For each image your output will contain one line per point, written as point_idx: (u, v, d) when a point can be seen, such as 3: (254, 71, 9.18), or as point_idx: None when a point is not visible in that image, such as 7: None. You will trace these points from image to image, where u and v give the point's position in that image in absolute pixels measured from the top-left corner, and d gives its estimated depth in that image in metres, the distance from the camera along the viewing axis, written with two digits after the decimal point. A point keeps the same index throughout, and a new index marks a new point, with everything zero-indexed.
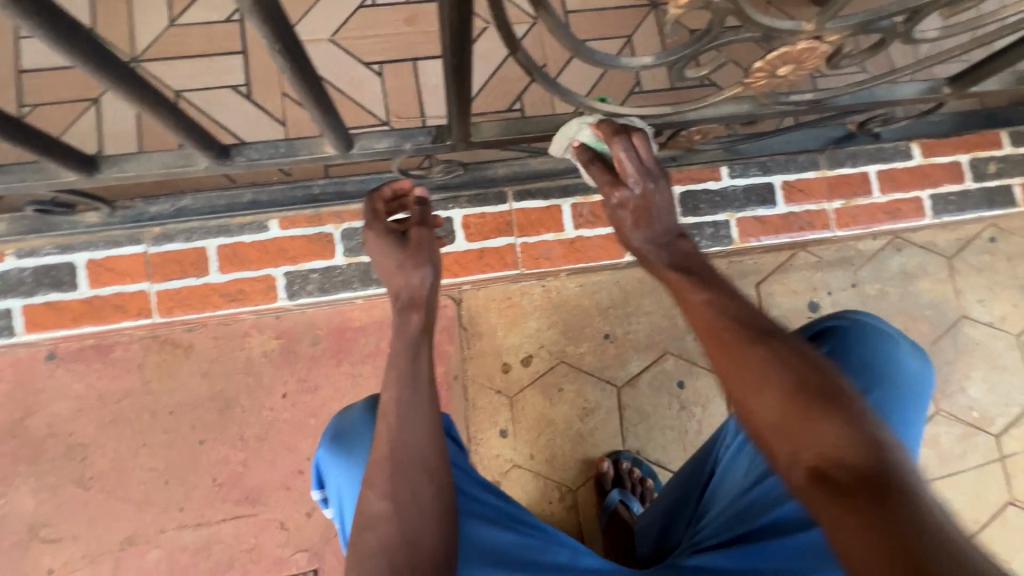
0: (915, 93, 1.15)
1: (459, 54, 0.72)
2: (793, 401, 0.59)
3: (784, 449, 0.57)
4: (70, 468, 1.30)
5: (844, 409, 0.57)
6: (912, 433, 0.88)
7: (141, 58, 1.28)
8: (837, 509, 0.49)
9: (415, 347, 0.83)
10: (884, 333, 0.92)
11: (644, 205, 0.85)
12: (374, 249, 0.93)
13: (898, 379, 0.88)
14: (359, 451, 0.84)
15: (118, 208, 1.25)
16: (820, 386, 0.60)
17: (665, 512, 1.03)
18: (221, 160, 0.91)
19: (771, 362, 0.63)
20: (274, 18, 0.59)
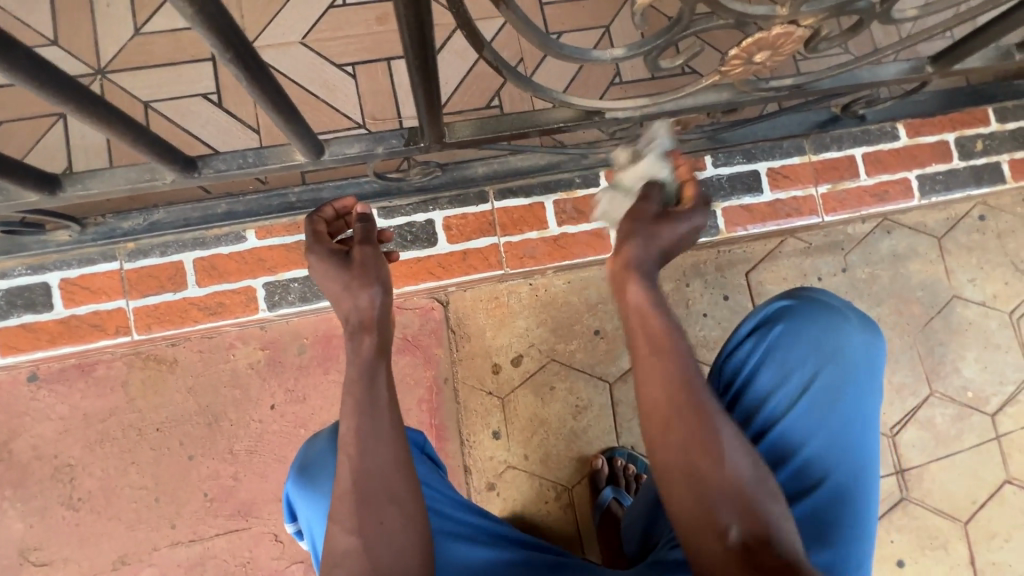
0: (898, 73, 1.12)
1: (422, 55, 0.69)
2: (741, 484, 0.67)
3: (715, 530, 0.65)
4: (58, 490, 1.28)
5: (769, 499, 0.68)
6: (869, 405, 0.89)
7: (108, 69, 1.25)
8: None
9: (371, 371, 0.82)
10: (833, 309, 0.91)
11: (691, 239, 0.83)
12: (319, 273, 0.92)
13: (851, 355, 0.88)
14: (323, 482, 0.90)
15: (89, 225, 1.23)
16: (760, 473, 0.69)
17: (649, 511, 1.03)
18: (187, 172, 0.89)
19: (730, 439, 0.69)
20: (222, 28, 0.57)
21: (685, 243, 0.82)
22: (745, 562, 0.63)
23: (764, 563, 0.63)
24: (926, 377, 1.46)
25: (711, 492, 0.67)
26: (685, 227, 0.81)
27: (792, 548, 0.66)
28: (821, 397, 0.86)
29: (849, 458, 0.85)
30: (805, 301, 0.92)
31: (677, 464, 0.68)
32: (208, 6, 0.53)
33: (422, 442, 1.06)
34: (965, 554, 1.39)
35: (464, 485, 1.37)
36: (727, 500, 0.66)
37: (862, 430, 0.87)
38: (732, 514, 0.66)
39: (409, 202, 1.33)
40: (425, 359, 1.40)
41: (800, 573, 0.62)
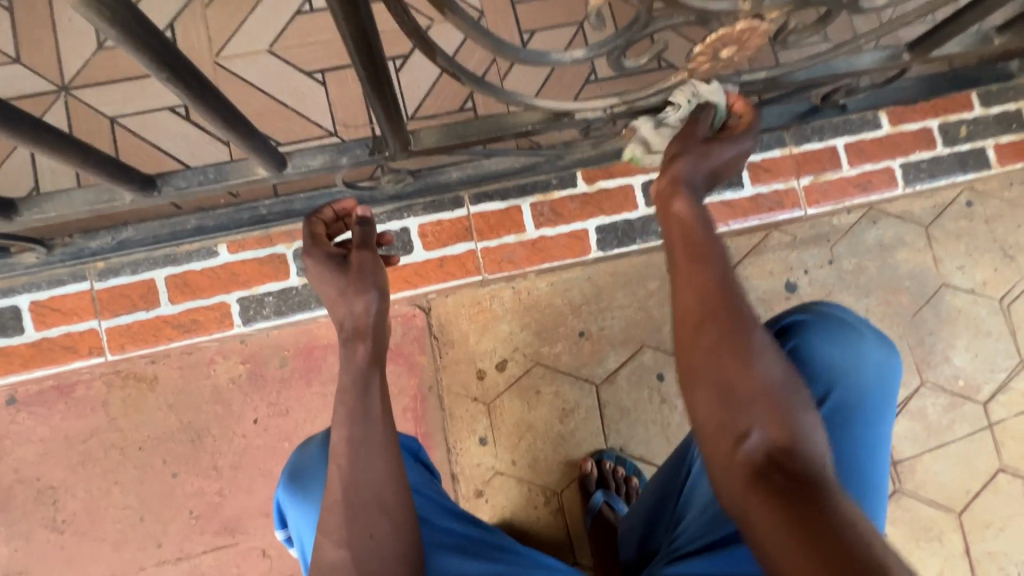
0: (875, 62, 1.10)
1: (372, 64, 0.68)
2: (769, 394, 0.66)
3: (736, 434, 0.64)
4: (41, 513, 1.27)
5: (801, 412, 0.66)
6: (882, 425, 0.86)
7: (72, 86, 1.23)
8: (774, 506, 0.58)
9: (365, 380, 0.80)
10: (850, 324, 0.88)
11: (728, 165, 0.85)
12: (315, 276, 0.90)
13: (864, 373, 0.86)
14: (314, 490, 0.86)
15: (56, 246, 1.21)
16: (791, 387, 0.67)
17: (647, 515, 1.01)
18: (147, 193, 0.89)
19: (762, 349, 0.68)
20: (154, 49, 0.55)
21: (733, 165, 0.85)
22: (762, 467, 0.62)
23: (782, 470, 0.61)
24: (916, 367, 1.44)
25: (735, 396, 0.66)
26: (734, 147, 0.84)
27: (819, 463, 0.63)
28: (833, 417, 0.84)
29: (861, 479, 0.83)
30: (821, 315, 0.89)
31: (702, 364, 0.68)
32: (134, 26, 0.51)
33: (415, 448, 1.03)
34: (961, 544, 1.38)
35: (452, 492, 1.36)
36: (751, 407, 0.65)
37: (874, 450, 0.85)
38: (755, 422, 0.65)
39: (382, 210, 1.31)
40: (408, 367, 1.38)
41: (820, 484, 0.60)
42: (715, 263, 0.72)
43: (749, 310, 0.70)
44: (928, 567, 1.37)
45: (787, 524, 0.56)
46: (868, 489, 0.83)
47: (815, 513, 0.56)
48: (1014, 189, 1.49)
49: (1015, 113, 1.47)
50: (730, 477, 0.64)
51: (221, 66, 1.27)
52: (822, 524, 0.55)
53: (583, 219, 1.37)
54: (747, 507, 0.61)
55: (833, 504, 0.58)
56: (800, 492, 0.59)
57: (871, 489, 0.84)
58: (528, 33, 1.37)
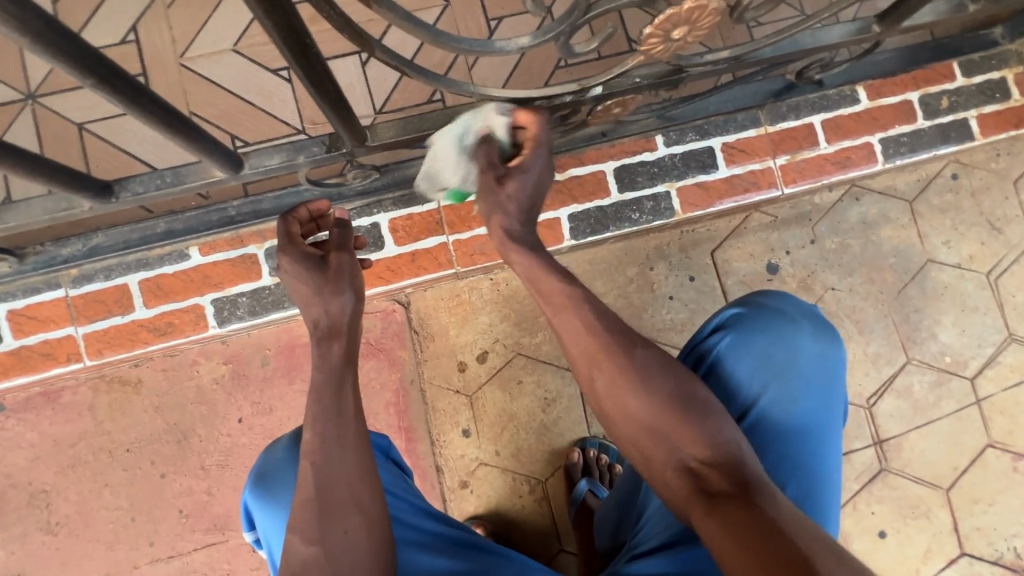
0: (844, 36, 1.07)
1: (310, 64, 0.67)
2: (670, 408, 0.71)
3: (662, 455, 0.70)
4: (35, 517, 1.29)
5: (707, 413, 0.70)
6: (829, 416, 0.86)
7: (37, 94, 1.23)
8: (706, 515, 0.62)
9: (339, 377, 0.82)
10: (786, 317, 0.89)
11: (532, 192, 0.90)
12: (289, 273, 0.90)
13: (804, 365, 0.85)
14: (282, 493, 0.88)
15: (28, 255, 1.24)
16: (689, 393, 0.72)
17: (617, 512, 1.02)
18: (104, 198, 0.90)
19: (650, 369, 0.74)
20: (75, 58, 0.53)
21: (541, 184, 0.91)
22: (688, 479, 0.67)
23: (706, 477, 0.66)
24: (902, 345, 1.42)
25: (643, 422, 0.72)
26: (527, 176, 0.88)
27: (739, 459, 0.67)
28: (771, 409, 0.84)
29: (801, 472, 0.82)
30: (757, 309, 0.90)
31: (612, 404, 0.75)
32: (48, 35, 0.50)
33: (386, 447, 1.04)
34: (948, 521, 1.37)
35: (437, 485, 1.36)
36: (662, 426, 0.71)
37: (820, 441, 0.84)
38: (671, 440, 0.70)
39: (352, 206, 1.32)
40: (389, 362, 1.38)
41: (742, 477, 0.64)
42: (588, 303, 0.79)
43: (627, 339, 0.77)
44: (916, 544, 1.36)
45: (719, 527, 0.59)
46: (818, 480, 0.83)
47: (737, 511, 0.60)
48: (1002, 159, 1.45)
49: (999, 82, 1.43)
50: (671, 497, 0.68)
51: (186, 68, 1.27)
52: (743, 521, 0.58)
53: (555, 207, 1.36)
54: (690, 521, 0.65)
55: (754, 497, 0.61)
56: (723, 495, 0.63)
57: (815, 480, 0.83)
58: (494, 21, 1.35)
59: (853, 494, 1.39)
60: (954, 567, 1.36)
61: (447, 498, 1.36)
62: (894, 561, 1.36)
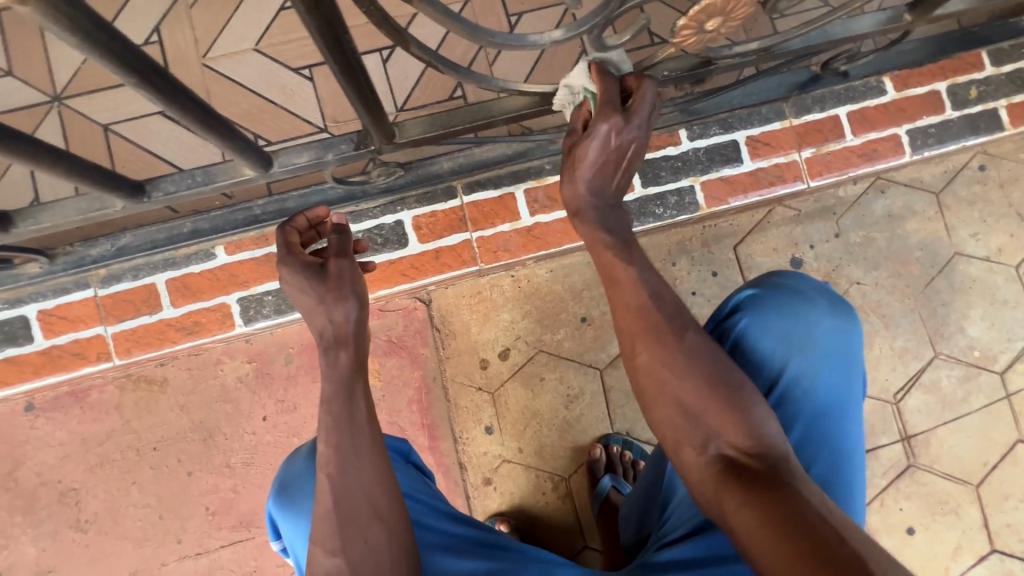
0: (874, 25, 1.05)
1: (346, 60, 0.66)
2: (717, 395, 0.68)
3: (700, 443, 0.68)
4: (65, 514, 1.31)
5: (749, 403, 0.68)
6: (848, 392, 0.85)
7: (63, 96, 1.24)
8: (742, 506, 0.62)
9: (349, 385, 0.81)
10: (799, 294, 0.87)
11: (617, 156, 0.77)
12: (290, 284, 0.88)
13: (821, 343, 0.84)
14: (303, 502, 0.87)
15: (58, 255, 1.25)
16: (736, 381, 0.69)
17: (642, 503, 1.02)
18: (137, 198, 0.91)
19: (699, 353, 0.70)
20: (119, 55, 0.53)
21: (624, 153, 0.77)
22: (723, 469, 0.66)
23: (744, 466, 0.65)
24: (929, 340, 1.40)
25: (685, 405, 0.69)
26: (594, 141, 0.75)
27: (780, 454, 0.66)
28: (792, 390, 0.83)
29: (828, 449, 0.82)
30: (771, 288, 0.88)
31: (651, 385, 0.71)
32: (95, 32, 0.49)
33: (405, 451, 1.03)
34: (978, 517, 1.35)
35: (461, 482, 1.36)
36: (703, 412, 0.68)
37: (840, 419, 0.84)
38: (710, 427, 0.68)
39: (375, 205, 1.32)
40: (412, 360, 1.38)
41: (783, 471, 0.64)
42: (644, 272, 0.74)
43: (678, 319, 0.72)
44: (946, 541, 1.35)
45: (756, 519, 0.60)
46: (843, 458, 0.82)
47: (778, 506, 0.60)
48: None
49: None
50: (701, 482, 0.67)
51: (208, 68, 1.27)
52: (786, 516, 0.58)
53: None
54: (723, 511, 0.64)
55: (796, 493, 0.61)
56: (761, 488, 0.62)
57: (840, 458, 0.83)
58: (515, 16, 1.35)
59: (881, 490, 1.37)
60: (984, 564, 1.34)
61: (471, 495, 1.36)
62: (923, 558, 1.34)
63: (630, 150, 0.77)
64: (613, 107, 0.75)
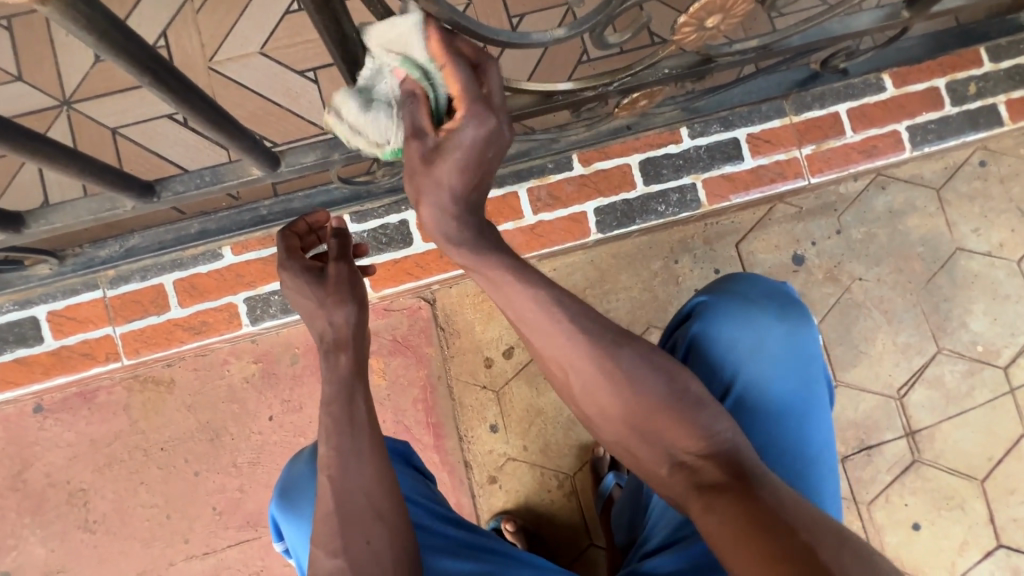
0: (873, 22, 1.06)
1: (357, 70, 0.67)
2: (660, 404, 0.65)
3: (653, 452, 0.65)
4: (73, 515, 1.32)
5: (696, 408, 0.65)
6: (808, 393, 0.86)
7: (72, 100, 1.26)
8: (703, 508, 0.59)
9: (349, 388, 0.80)
10: (748, 300, 0.88)
11: (483, 168, 0.64)
12: (290, 288, 0.89)
13: (773, 347, 0.85)
14: (305, 505, 0.88)
15: (68, 257, 1.26)
16: (678, 386, 0.66)
17: (631, 503, 1.02)
18: (147, 199, 0.92)
19: (632, 367, 0.66)
20: (134, 54, 0.54)
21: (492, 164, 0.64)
22: (682, 475, 0.63)
23: (700, 470, 0.62)
24: (932, 334, 1.40)
25: (633, 425, 0.65)
26: (453, 159, 0.62)
27: (735, 448, 0.63)
28: (747, 395, 0.85)
29: (790, 449, 0.84)
30: (722, 294, 0.90)
31: (591, 407, 0.67)
32: (113, 32, 0.50)
33: (405, 452, 1.02)
34: (984, 512, 1.35)
35: (465, 480, 1.37)
36: (651, 426, 0.65)
37: (802, 419, 0.85)
38: (659, 437, 0.65)
39: (380, 205, 1.33)
40: (416, 359, 1.39)
41: (738, 467, 0.61)
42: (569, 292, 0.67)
43: (611, 336, 0.66)
44: (952, 537, 1.34)
45: (720, 521, 0.57)
46: (806, 458, 0.84)
47: (737, 502, 0.57)
48: None
49: None
50: (669, 495, 0.65)
51: (215, 72, 1.29)
52: (747, 512, 0.56)
53: (581, 202, 1.37)
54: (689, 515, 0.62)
55: (753, 487, 0.59)
56: (719, 488, 0.60)
57: (802, 462, 0.84)
58: (517, 18, 1.36)
59: (886, 486, 1.37)
60: (991, 559, 1.34)
61: (476, 493, 1.37)
62: (929, 554, 1.34)
63: (494, 154, 0.64)
64: (467, 101, 0.59)
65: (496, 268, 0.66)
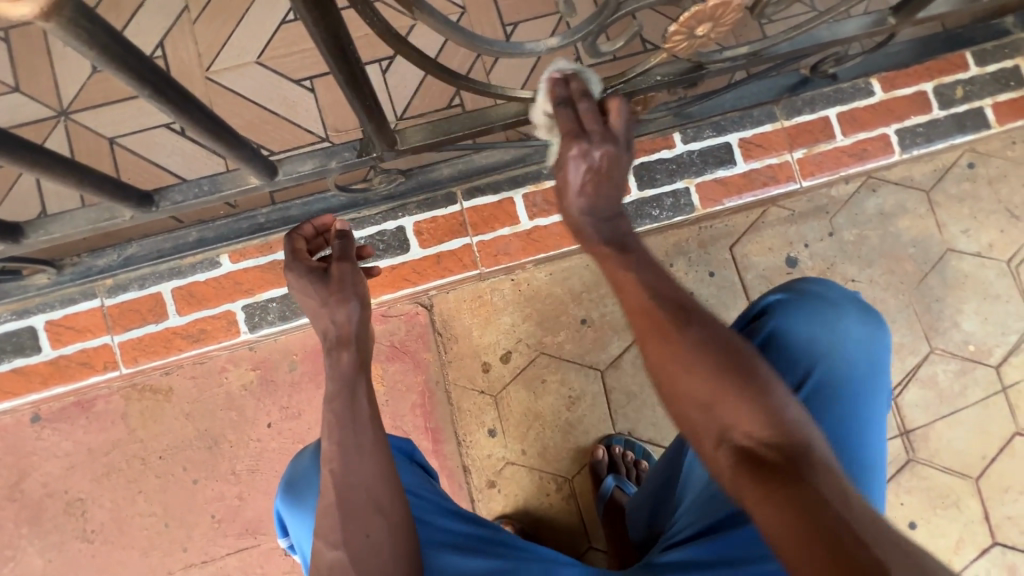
0: (861, 28, 1.08)
1: (349, 68, 0.69)
2: (728, 382, 0.62)
3: (715, 431, 0.61)
4: (71, 525, 1.31)
5: (766, 391, 0.61)
6: (873, 402, 0.87)
7: (70, 110, 1.26)
8: (760, 495, 0.54)
9: (351, 384, 0.81)
10: (831, 301, 0.90)
11: (597, 176, 0.73)
12: (296, 288, 0.90)
13: (849, 351, 0.86)
14: (308, 499, 0.86)
15: (66, 266, 1.27)
16: (749, 367, 0.63)
17: (654, 502, 1.04)
18: (145, 208, 0.93)
19: (704, 342, 0.64)
20: (133, 67, 0.55)
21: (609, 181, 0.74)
22: (741, 457, 0.58)
23: (763, 456, 0.57)
24: (925, 334, 1.42)
25: (694, 402, 0.63)
26: (569, 168, 0.73)
27: (806, 440, 0.58)
28: (818, 394, 0.85)
29: (851, 455, 0.83)
30: (801, 294, 0.91)
31: (660, 376, 0.65)
32: (114, 47, 0.51)
33: (409, 450, 1.01)
34: (978, 510, 1.36)
35: (464, 484, 1.37)
36: (717, 404, 0.61)
37: (865, 426, 0.85)
38: (725, 415, 0.61)
39: (377, 211, 1.34)
40: (414, 365, 1.40)
41: (806, 458, 0.56)
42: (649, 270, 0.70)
43: (681, 313, 0.66)
44: (947, 535, 1.36)
45: (777, 510, 0.52)
46: (864, 465, 0.84)
47: (799, 493, 0.52)
48: (1017, 147, 1.46)
49: (1013, 70, 1.44)
50: (721, 481, 0.61)
51: (212, 81, 1.30)
52: (808, 505, 0.51)
53: None
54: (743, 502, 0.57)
55: (820, 480, 0.53)
56: (782, 475, 0.54)
57: (860, 466, 0.83)
58: (511, 26, 1.38)
59: None
60: (986, 557, 1.35)
61: (475, 497, 1.37)
62: None
63: (609, 169, 0.73)
64: (567, 131, 0.74)
65: (604, 255, 0.72)
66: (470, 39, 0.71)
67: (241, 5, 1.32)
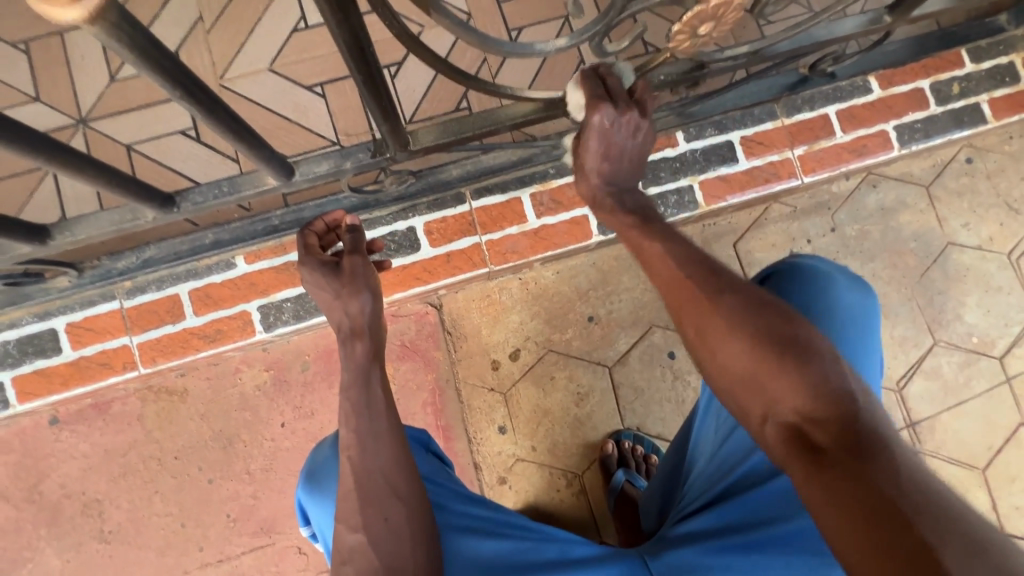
0: (857, 27, 1.11)
1: (367, 70, 0.71)
2: (768, 359, 0.63)
3: (761, 407, 0.63)
4: (89, 525, 1.33)
5: (808, 363, 0.62)
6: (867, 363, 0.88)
7: (89, 118, 1.30)
8: (811, 472, 0.55)
9: (365, 373, 0.86)
10: (823, 271, 0.93)
11: (614, 144, 0.85)
12: (311, 282, 0.94)
13: (841, 315, 0.88)
14: (329, 485, 0.88)
15: (86, 268, 1.30)
16: (790, 337, 0.65)
17: (666, 487, 1.08)
18: (167, 209, 0.96)
19: (741, 320, 0.67)
20: (166, 69, 0.58)
21: (624, 147, 0.86)
22: (787, 433, 0.60)
23: (811, 433, 0.58)
24: (928, 327, 1.44)
25: (736, 372, 0.66)
26: (592, 133, 0.84)
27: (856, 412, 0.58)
28: None
29: None
30: (796, 266, 0.94)
31: (705, 356, 0.69)
32: (150, 49, 0.54)
33: (425, 440, 1.03)
34: (987, 501, 1.37)
35: (476, 481, 1.39)
36: (759, 379, 0.64)
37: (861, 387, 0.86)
38: (767, 393, 0.63)
39: (387, 212, 1.37)
40: (424, 363, 1.42)
41: (852, 430, 0.56)
42: (680, 256, 0.75)
43: (716, 293, 0.70)
44: None
45: (820, 486, 0.53)
46: None
47: (845, 469, 0.53)
48: (1014, 142, 1.50)
49: (1008, 66, 1.47)
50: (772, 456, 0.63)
51: (226, 88, 1.33)
52: (851, 479, 0.52)
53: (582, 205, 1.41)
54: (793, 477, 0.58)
55: (868, 452, 0.54)
56: (828, 452, 0.55)
57: None
58: (515, 31, 1.42)
59: None
60: None
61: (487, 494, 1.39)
62: None
63: (628, 135, 0.85)
64: (598, 98, 0.82)
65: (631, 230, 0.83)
66: (482, 42, 0.74)
67: (254, 14, 1.36)
